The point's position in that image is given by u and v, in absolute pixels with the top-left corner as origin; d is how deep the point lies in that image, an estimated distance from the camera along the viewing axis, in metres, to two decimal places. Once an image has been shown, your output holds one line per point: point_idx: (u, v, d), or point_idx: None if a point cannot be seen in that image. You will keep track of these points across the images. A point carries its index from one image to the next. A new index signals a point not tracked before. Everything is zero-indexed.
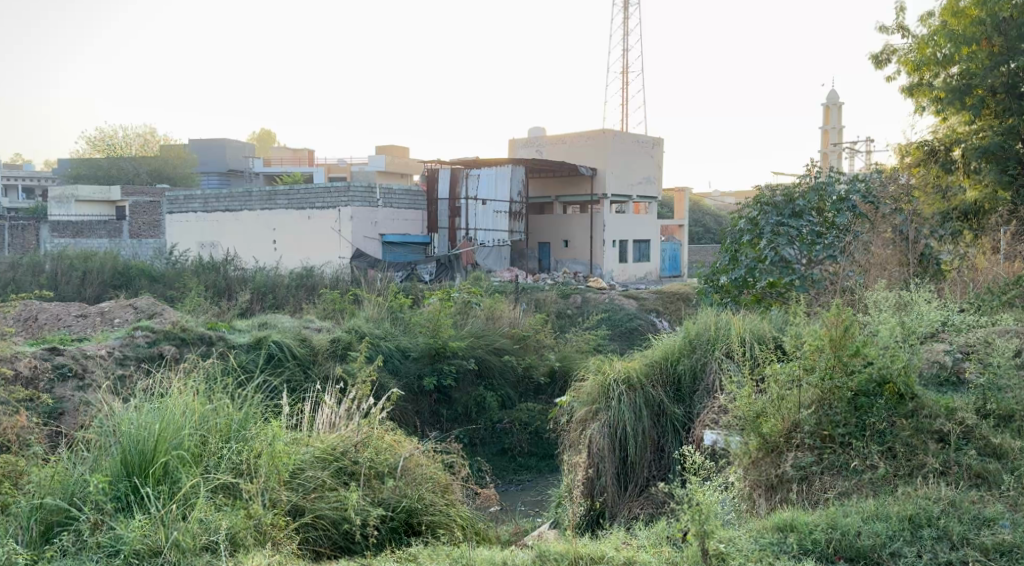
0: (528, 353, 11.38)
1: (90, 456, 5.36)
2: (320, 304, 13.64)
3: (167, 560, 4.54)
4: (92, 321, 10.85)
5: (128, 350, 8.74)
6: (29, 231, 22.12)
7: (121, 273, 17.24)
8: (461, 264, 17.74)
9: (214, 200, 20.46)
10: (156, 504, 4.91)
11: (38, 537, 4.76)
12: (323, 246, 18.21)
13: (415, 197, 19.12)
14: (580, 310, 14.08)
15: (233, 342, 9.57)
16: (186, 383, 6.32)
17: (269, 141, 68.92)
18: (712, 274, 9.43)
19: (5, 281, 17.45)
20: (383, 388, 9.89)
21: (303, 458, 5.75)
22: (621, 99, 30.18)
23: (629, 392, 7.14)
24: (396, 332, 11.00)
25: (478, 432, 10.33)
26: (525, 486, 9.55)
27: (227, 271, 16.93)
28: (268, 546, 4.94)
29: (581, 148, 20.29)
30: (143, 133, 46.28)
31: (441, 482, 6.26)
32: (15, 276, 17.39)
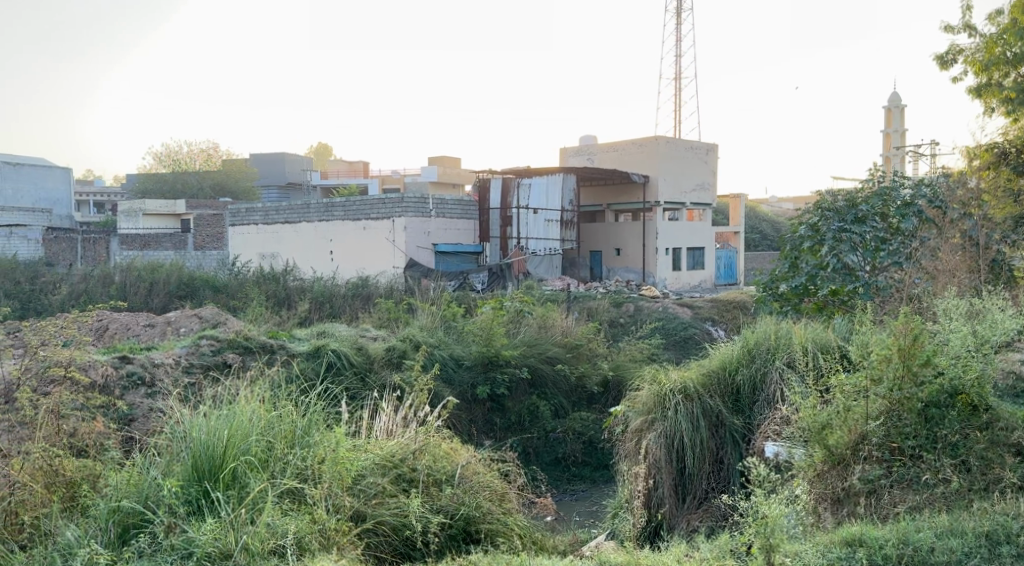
0: (581, 361, 11.34)
1: (161, 460, 5.51)
2: (375, 313, 13.81)
3: (237, 563, 4.65)
4: (161, 330, 11.17)
5: (195, 358, 8.97)
6: (100, 243, 22.80)
7: (185, 283, 17.68)
8: (512, 274, 17.79)
9: (274, 212, 20.87)
10: (227, 508, 5.02)
11: (116, 538, 4.90)
12: (379, 256, 18.42)
13: (467, 206, 19.20)
14: (633, 319, 13.99)
15: (294, 350, 9.75)
16: (252, 390, 6.47)
17: (326, 154, 70.23)
18: (771, 281, 9.30)
19: (77, 293, 18.06)
20: (439, 397, 9.97)
21: (364, 464, 5.78)
22: (674, 105, 29.98)
23: (686, 402, 7.08)
24: (449, 340, 11.08)
25: (531, 440, 10.32)
26: (580, 496, 9.53)
27: (286, 281, 17.25)
28: (333, 551, 5.02)
29: (633, 155, 20.23)
30: (206, 148, 47.51)
31: (499, 490, 6.28)
32: (86, 287, 18.00)
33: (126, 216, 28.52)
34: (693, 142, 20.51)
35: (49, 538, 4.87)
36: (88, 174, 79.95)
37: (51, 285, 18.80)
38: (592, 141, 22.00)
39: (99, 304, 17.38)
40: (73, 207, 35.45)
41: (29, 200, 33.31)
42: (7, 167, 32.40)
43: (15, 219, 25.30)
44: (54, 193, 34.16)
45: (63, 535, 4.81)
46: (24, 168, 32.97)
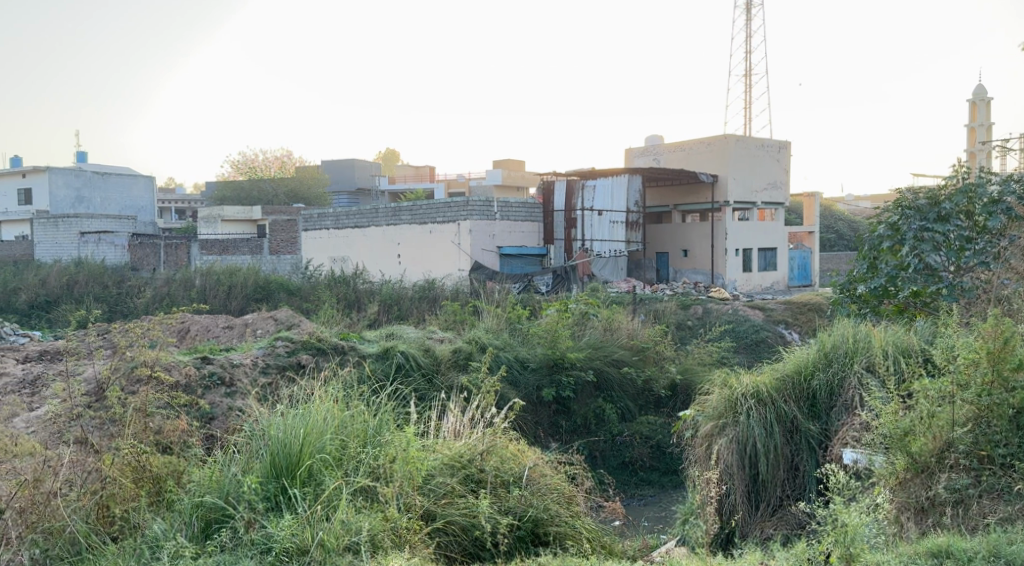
0: (648, 364, 11.19)
1: (241, 458, 5.65)
2: (442, 316, 13.91)
3: (314, 559, 4.73)
4: (238, 332, 11.48)
5: (270, 359, 9.15)
6: (181, 249, 23.50)
7: (261, 287, 18.11)
8: (578, 276, 17.71)
9: (343, 217, 21.21)
10: (303, 505, 5.13)
11: (199, 532, 5.04)
12: (445, 259, 18.55)
13: (532, 209, 19.19)
14: (702, 321, 13.81)
15: (364, 352, 9.87)
16: (326, 391, 6.56)
17: (394, 159, 71.18)
18: (848, 283, 9.11)
19: (160, 297, 18.71)
20: (505, 400, 9.99)
21: (433, 464, 5.82)
22: (744, 103, 29.44)
23: (758, 407, 6.94)
24: (514, 342, 11.07)
25: (598, 444, 10.25)
26: (648, 501, 9.44)
27: (356, 283, 17.51)
28: (405, 549, 5.06)
29: (701, 155, 19.94)
30: (280, 155, 48.61)
31: (567, 493, 6.22)
32: (169, 292, 18.64)
33: (205, 222, 29.40)
34: (763, 140, 20.11)
35: (138, 530, 5.05)
36: (172, 184, 82.61)
37: (135, 289, 19.53)
38: (658, 141, 21.79)
39: (180, 307, 18.00)
40: (156, 214, 36.69)
41: (116, 208, 34.59)
42: (96, 177, 33.63)
43: (103, 226, 26.35)
44: (139, 201, 35.38)
45: (151, 529, 4.96)
46: (112, 177, 34.15)
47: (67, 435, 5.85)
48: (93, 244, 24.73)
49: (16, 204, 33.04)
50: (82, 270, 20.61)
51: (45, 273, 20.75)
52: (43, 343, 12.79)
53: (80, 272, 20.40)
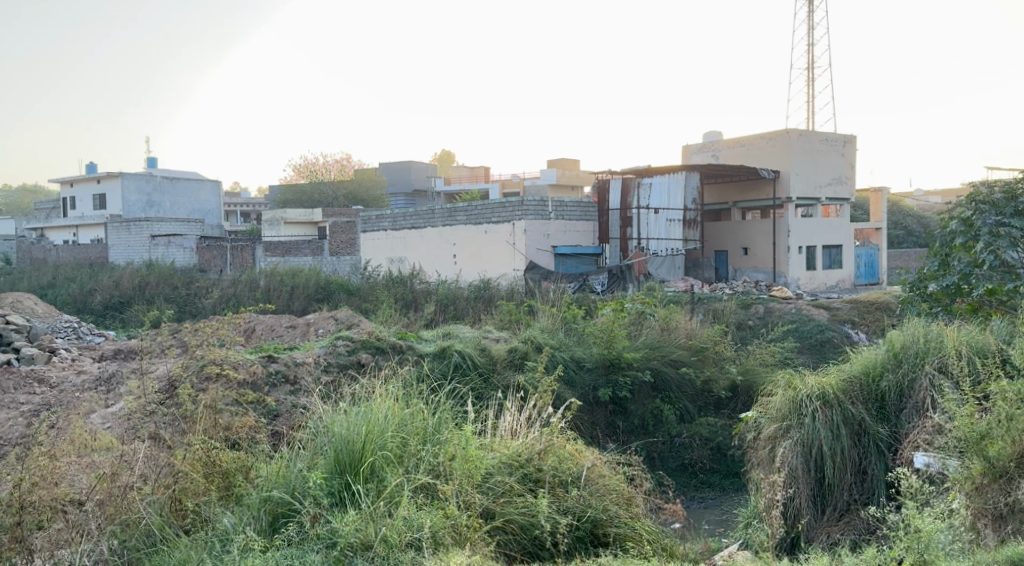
0: (707, 365, 11.02)
1: (306, 454, 5.73)
2: (497, 315, 13.93)
3: (377, 554, 4.77)
4: (301, 331, 11.68)
5: (332, 358, 9.27)
6: (246, 250, 23.97)
7: (322, 287, 18.37)
8: (633, 275, 17.53)
9: (401, 218, 21.39)
10: (367, 501, 5.19)
11: (267, 526, 5.13)
12: (500, 259, 18.57)
13: (586, 209, 19.04)
14: (763, 321, 13.58)
15: (421, 351, 9.91)
16: (386, 390, 6.61)
17: (450, 160, 71.66)
18: (919, 280, 8.91)
19: (226, 297, 19.15)
20: (562, 399, 9.94)
21: (491, 463, 5.83)
22: (805, 97, 28.83)
23: (824, 409, 6.79)
24: (570, 342, 11.00)
25: (656, 445, 10.16)
26: (708, 504, 9.35)
27: (412, 284, 17.65)
28: (465, 546, 5.06)
29: (762, 150, 19.60)
30: (338, 159, 49.30)
31: (625, 494, 6.14)
32: (235, 292, 19.07)
33: (268, 224, 30.00)
34: (827, 135, 19.67)
35: (209, 523, 5.14)
36: (236, 187, 84.46)
37: (202, 290, 20.00)
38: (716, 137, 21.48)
39: (245, 308, 18.41)
40: (222, 217, 37.45)
41: (184, 212, 35.35)
42: (165, 182, 34.53)
43: (171, 229, 27.05)
44: (206, 204, 36.03)
45: (221, 523, 5.06)
46: (180, 182, 34.97)
47: (141, 429, 6.01)
48: (162, 247, 25.42)
49: (91, 209, 34.25)
50: (152, 272, 21.22)
51: (118, 275, 21.45)
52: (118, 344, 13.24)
53: (150, 274, 21.02)
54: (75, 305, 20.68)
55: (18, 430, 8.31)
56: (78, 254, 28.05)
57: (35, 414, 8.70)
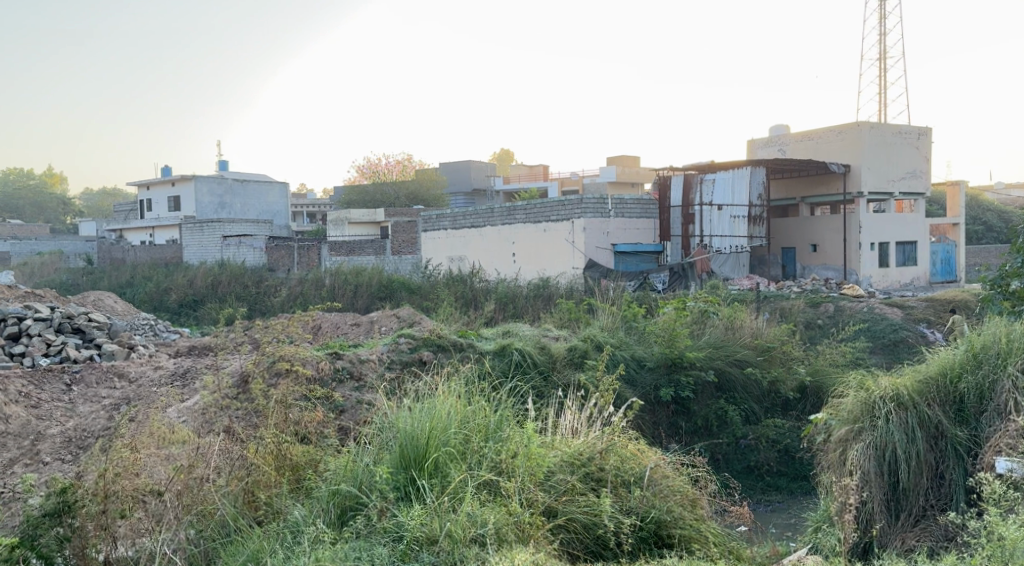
0: (774, 365, 10.77)
1: (372, 449, 5.78)
2: (557, 313, 13.88)
3: (442, 549, 4.78)
4: (365, 329, 11.81)
5: (394, 355, 9.35)
6: (312, 250, 24.32)
7: (384, 286, 18.55)
8: (695, 273, 17.27)
9: (460, 217, 21.47)
10: (432, 496, 5.21)
11: (336, 519, 5.19)
12: (559, 258, 18.48)
13: (647, 206, 18.81)
14: (833, 320, 13.25)
15: (481, 349, 9.91)
16: (449, 387, 6.64)
17: (509, 159, 71.86)
18: (1001, 278, 8.57)
19: (295, 295, 19.56)
20: (622, 400, 9.81)
21: (553, 461, 5.78)
22: (876, 88, 28.06)
23: (898, 411, 6.59)
24: (631, 341, 10.86)
25: (721, 446, 9.97)
26: (776, 507, 9.17)
27: (472, 282, 17.72)
28: (529, 544, 5.04)
29: (831, 144, 19.15)
30: (400, 159, 49.84)
31: (690, 495, 6.02)
32: (302, 291, 19.42)
33: (333, 225, 30.46)
34: (899, 127, 19.14)
35: (280, 515, 5.21)
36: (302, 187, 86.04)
37: (272, 289, 20.39)
38: (783, 131, 21.05)
39: (311, 306, 18.72)
40: (289, 217, 38.13)
41: (254, 213, 36.08)
42: (236, 184, 35.26)
43: (241, 230, 27.63)
44: (275, 206, 36.66)
45: (292, 514, 5.14)
46: (250, 184, 35.70)
47: (217, 424, 6.26)
48: (233, 247, 26.01)
49: (166, 211, 35.25)
50: (224, 270, 21.73)
51: (191, 274, 22.04)
52: (194, 340, 13.57)
53: (222, 273, 21.53)
54: (152, 304, 21.34)
55: (100, 423, 8.57)
56: (154, 254, 28.86)
57: (116, 407, 8.97)
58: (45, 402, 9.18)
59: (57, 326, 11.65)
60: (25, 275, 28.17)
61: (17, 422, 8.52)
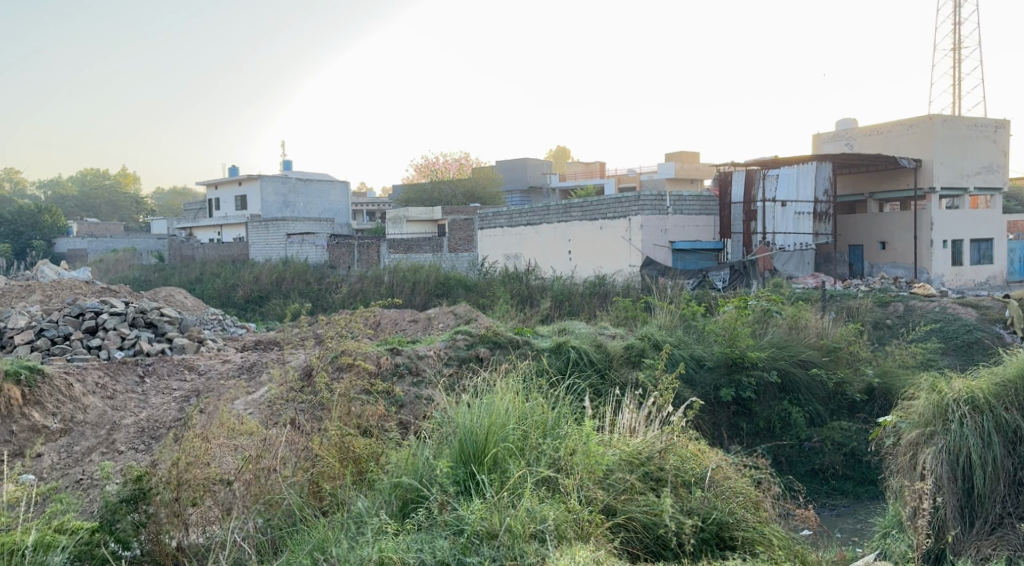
0: (841, 366, 10.52)
1: (432, 444, 5.82)
2: (613, 311, 13.78)
3: (502, 543, 4.76)
4: (423, 325, 11.88)
5: (450, 352, 9.37)
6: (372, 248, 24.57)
7: (441, 283, 18.65)
8: (757, 271, 16.89)
9: (516, 215, 21.45)
10: (492, 492, 5.20)
11: (397, 511, 5.22)
12: (617, 255, 18.31)
13: (707, 202, 18.51)
14: (903, 320, 12.88)
15: (538, 346, 9.86)
16: (507, 383, 6.63)
17: (565, 157, 71.71)
18: None
19: (355, 292, 19.80)
20: (681, 400, 9.66)
21: (611, 460, 5.71)
22: (948, 80, 27.17)
23: (973, 415, 6.34)
24: (690, 339, 10.69)
25: (783, 449, 9.75)
26: (841, 512, 8.94)
27: (528, 280, 17.71)
28: (589, 541, 4.98)
29: (902, 138, 18.62)
30: (458, 157, 50.09)
31: (754, 498, 5.85)
32: (362, 288, 19.65)
33: (392, 222, 30.77)
34: (975, 120, 18.50)
35: (344, 506, 5.26)
36: (361, 186, 87.17)
37: (333, 286, 20.67)
38: (851, 125, 20.54)
39: (371, 303, 18.94)
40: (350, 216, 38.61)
41: (316, 212, 36.62)
42: (299, 183, 35.82)
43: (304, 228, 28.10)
44: (336, 204, 37.14)
45: (355, 506, 5.18)
46: (312, 183, 36.22)
47: (285, 417, 6.40)
48: (297, 245, 26.43)
49: (232, 210, 36.00)
50: (288, 267, 22.14)
51: (257, 271, 22.48)
52: (261, 335, 13.81)
53: (286, 270, 21.89)
54: (220, 299, 21.84)
55: (171, 414, 8.77)
56: (223, 252, 29.45)
57: (186, 399, 9.17)
58: (119, 393, 9.44)
59: (131, 320, 11.85)
60: (101, 272, 29.45)
61: (93, 412, 8.80)
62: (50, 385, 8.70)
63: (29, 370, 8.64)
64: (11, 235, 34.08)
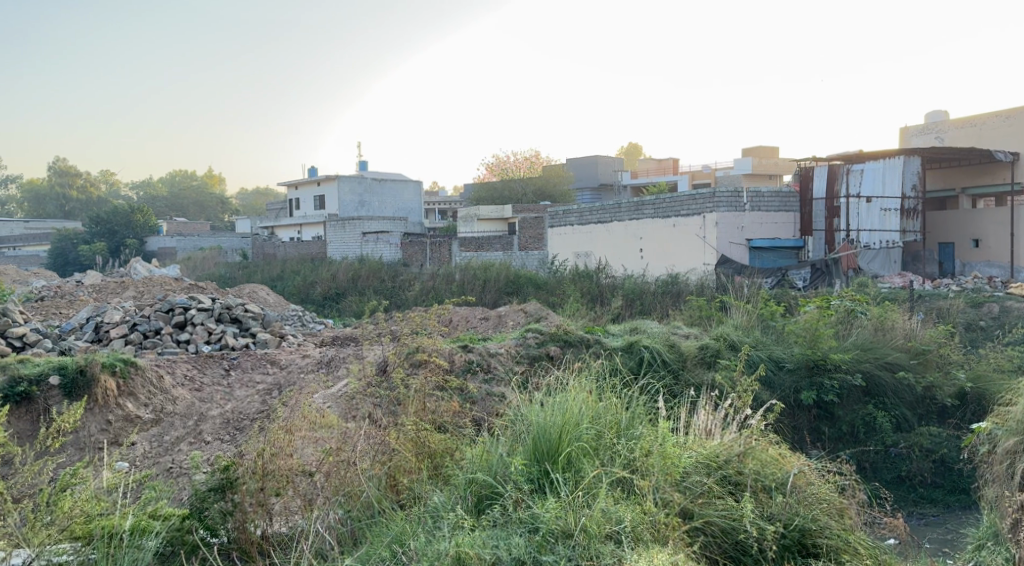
0: (930, 370, 10.14)
1: (506, 441, 5.81)
2: (687, 311, 13.55)
3: (578, 543, 4.70)
4: (494, 323, 11.90)
5: (521, 350, 9.34)
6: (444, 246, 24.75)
7: (512, 281, 18.66)
8: (840, 270, 16.40)
9: (588, 213, 21.33)
10: (567, 491, 5.16)
11: (473, 507, 5.21)
12: (691, 253, 18.01)
13: (787, 199, 18.03)
14: (997, 321, 12.34)
15: (609, 346, 9.74)
16: (580, 382, 6.57)
17: (636, 154, 71.14)
18: None
19: (427, 290, 19.98)
20: (760, 401, 9.44)
21: (688, 462, 5.56)
22: None
23: None
24: (769, 340, 10.43)
25: (868, 454, 9.41)
26: (930, 521, 8.60)
27: (599, 278, 17.57)
28: (665, 544, 4.86)
29: (998, 130, 17.90)
30: (529, 155, 50.12)
31: (838, 504, 5.66)
32: (434, 286, 19.82)
33: (463, 221, 30.96)
34: None
35: (421, 500, 5.29)
36: (432, 186, 88.11)
37: (407, 284, 20.90)
38: (941, 117, 19.80)
39: (444, 301, 19.08)
40: (423, 215, 39.02)
41: (390, 212, 37.11)
42: (374, 182, 36.33)
43: (379, 227, 28.51)
44: (409, 204, 37.52)
45: (432, 500, 5.20)
46: (387, 183, 36.70)
47: (362, 411, 6.45)
48: (371, 244, 26.81)
49: (310, 209, 36.76)
50: (363, 265, 22.47)
51: (333, 268, 22.90)
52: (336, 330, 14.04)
53: (362, 268, 22.25)
54: (299, 296, 22.30)
55: (254, 407, 8.99)
56: (301, 251, 30.08)
57: (269, 392, 9.39)
58: (206, 385, 9.71)
59: (216, 316, 12.18)
60: (188, 270, 30.38)
61: (182, 403, 9.07)
62: (143, 377, 9.00)
63: (123, 363, 8.93)
64: (105, 234, 35.00)
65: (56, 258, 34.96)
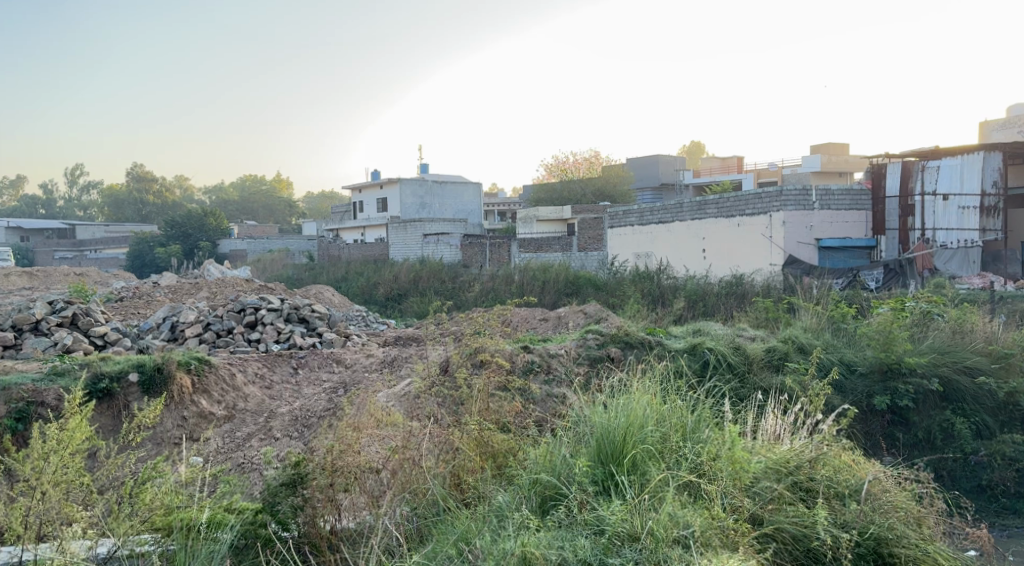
0: (1013, 375, 9.68)
1: (570, 441, 5.77)
2: (753, 312, 13.29)
3: (644, 547, 4.63)
4: (554, 324, 11.84)
5: (582, 351, 9.27)
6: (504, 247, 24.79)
7: (572, 281, 18.58)
8: (915, 271, 15.86)
9: (649, 213, 21.10)
10: (632, 494, 5.09)
11: (537, 507, 5.18)
12: (756, 253, 17.68)
13: (858, 197, 17.54)
14: None
15: (671, 346, 9.60)
16: (643, 384, 6.49)
17: (698, 152, 70.20)
18: None
19: (488, 291, 20.03)
20: (831, 406, 9.19)
21: (758, 467, 5.41)
22: None
23: None
24: (839, 344, 10.17)
25: (946, 462, 9.08)
26: (1013, 533, 8.24)
27: (661, 279, 17.38)
28: (735, 550, 4.73)
29: None
30: (589, 155, 49.89)
31: (915, 513, 5.46)
32: (495, 287, 19.86)
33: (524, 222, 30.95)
34: None
35: (485, 500, 5.28)
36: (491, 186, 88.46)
37: (467, 284, 21.00)
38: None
39: (505, 301, 19.10)
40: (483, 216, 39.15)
41: (451, 213, 37.34)
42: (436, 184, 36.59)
43: (440, 228, 28.70)
44: (469, 205, 37.68)
45: (496, 499, 5.18)
46: (448, 184, 36.93)
47: (426, 410, 6.47)
48: (433, 245, 27.01)
49: (373, 212, 37.24)
50: (425, 267, 22.64)
51: (395, 270, 23.13)
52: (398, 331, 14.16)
53: (423, 269, 22.42)
54: (362, 297, 22.60)
55: (322, 404, 9.12)
56: (365, 253, 30.48)
57: (335, 390, 9.51)
58: (276, 384, 9.90)
59: (284, 316, 12.40)
60: (256, 271, 31.08)
61: (253, 401, 9.28)
62: (216, 374, 9.20)
63: (197, 361, 9.15)
64: (179, 236, 36.02)
65: (132, 260, 36.11)
